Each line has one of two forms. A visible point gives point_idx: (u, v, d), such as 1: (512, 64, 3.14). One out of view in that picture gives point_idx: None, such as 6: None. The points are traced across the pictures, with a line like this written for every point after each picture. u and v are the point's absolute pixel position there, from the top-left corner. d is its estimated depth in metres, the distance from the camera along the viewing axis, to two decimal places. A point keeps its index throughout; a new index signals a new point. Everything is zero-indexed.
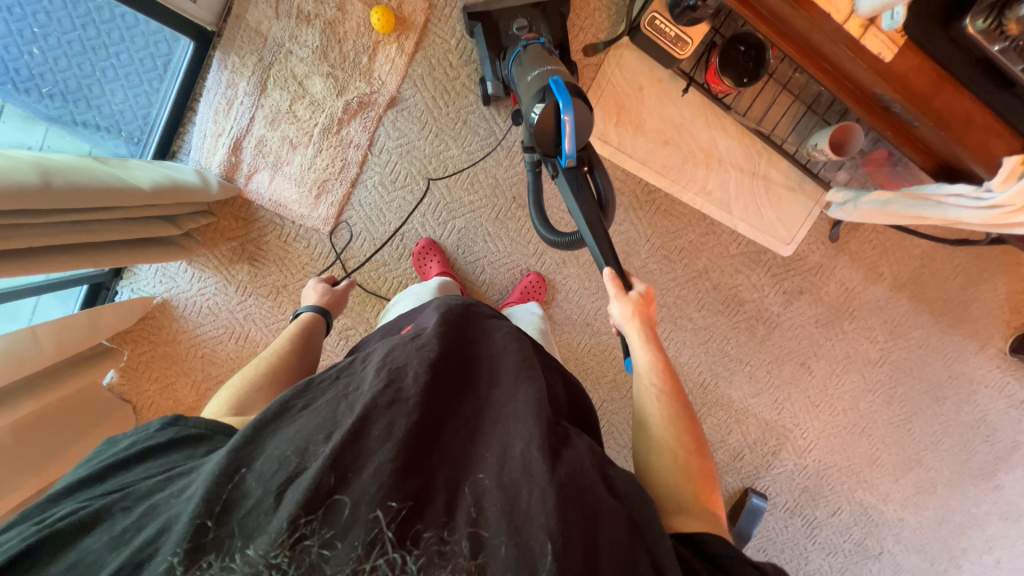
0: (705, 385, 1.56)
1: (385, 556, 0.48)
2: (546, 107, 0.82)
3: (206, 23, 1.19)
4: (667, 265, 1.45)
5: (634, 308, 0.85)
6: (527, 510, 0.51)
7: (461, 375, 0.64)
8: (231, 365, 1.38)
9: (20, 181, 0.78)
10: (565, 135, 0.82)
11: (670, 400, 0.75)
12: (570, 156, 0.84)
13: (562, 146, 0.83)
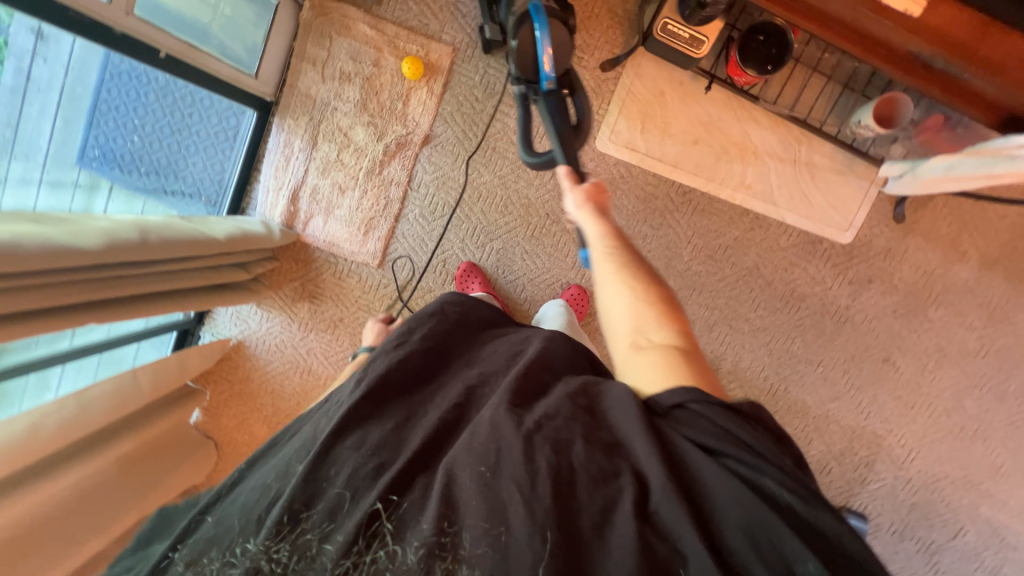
0: (774, 390, 1.45)
1: (385, 547, 0.53)
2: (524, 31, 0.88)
3: (266, 94, 1.35)
4: (714, 265, 1.40)
5: (590, 199, 0.74)
6: (504, 472, 0.54)
7: (439, 365, 0.71)
8: (298, 398, 1.48)
9: (125, 237, 0.91)
10: (544, 56, 0.85)
11: (657, 292, 0.66)
12: (549, 78, 0.85)
13: (541, 69, 0.85)
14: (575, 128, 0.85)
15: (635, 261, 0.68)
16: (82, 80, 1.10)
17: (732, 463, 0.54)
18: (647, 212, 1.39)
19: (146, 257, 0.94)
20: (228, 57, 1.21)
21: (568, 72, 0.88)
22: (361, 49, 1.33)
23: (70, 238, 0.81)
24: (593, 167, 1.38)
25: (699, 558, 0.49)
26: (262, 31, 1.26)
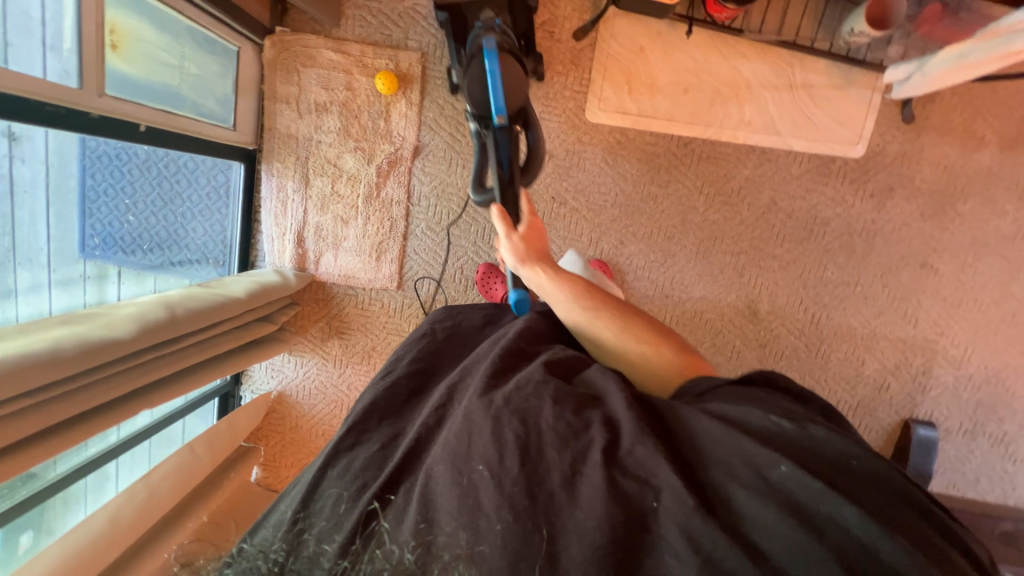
0: (816, 320, 1.43)
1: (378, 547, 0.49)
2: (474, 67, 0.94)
3: (248, 143, 1.33)
4: (730, 211, 1.38)
5: (523, 250, 0.82)
6: (478, 451, 0.50)
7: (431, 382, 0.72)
8: None
9: (154, 317, 0.91)
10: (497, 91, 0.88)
11: (592, 290, 0.76)
12: (501, 113, 0.89)
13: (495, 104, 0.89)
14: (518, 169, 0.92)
15: (563, 274, 0.79)
16: (66, 172, 1.07)
17: (714, 407, 0.51)
18: (652, 173, 1.36)
19: (178, 333, 0.94)
20: (203, 114, 1.18)
21: (524, 108, 0.99)
22: (331, 76, 1.30)
23: (105, 332, 0.80)
24: (588, 140, 1.35)
25: (680, 495, 0.43)
26: (230, 81, 1.24)
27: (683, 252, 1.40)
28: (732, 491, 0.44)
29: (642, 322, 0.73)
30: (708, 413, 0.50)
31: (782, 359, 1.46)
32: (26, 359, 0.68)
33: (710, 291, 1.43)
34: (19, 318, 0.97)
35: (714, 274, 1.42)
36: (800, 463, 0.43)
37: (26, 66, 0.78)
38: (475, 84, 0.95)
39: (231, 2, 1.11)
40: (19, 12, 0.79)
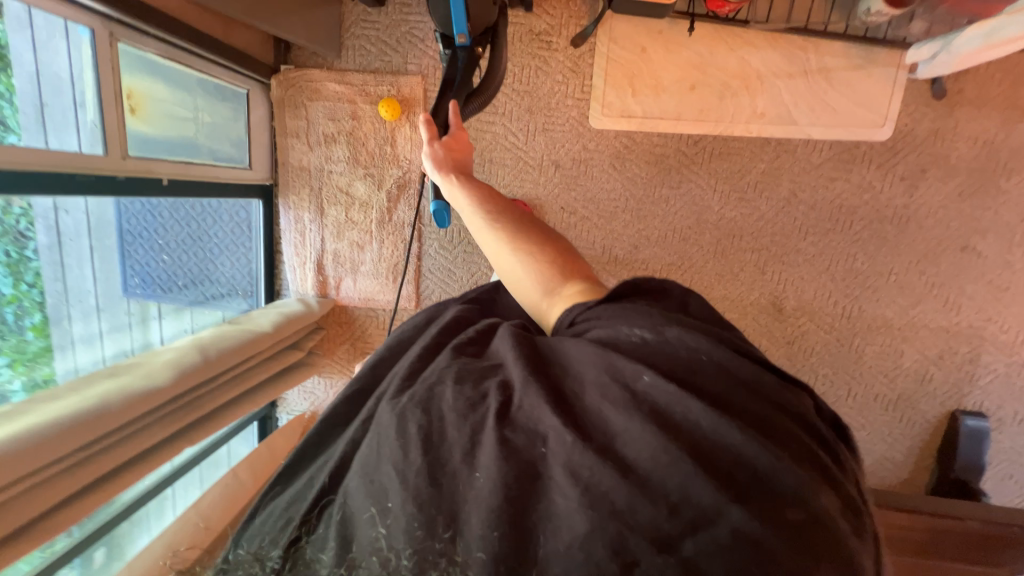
0: (848, 314, 1.37)
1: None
2: None
3: (264, 179, 1.38)
4: (748, 207, 1.33)
5: (442, 158, 0.79)
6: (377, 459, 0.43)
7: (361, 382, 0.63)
8: None
9: (190, 361, 0.97)
10: (460, 13, 0.92)
11: (501, 203, 0.68)
12: (463, 33, 0.94)
13: (457, 22, 0.93)
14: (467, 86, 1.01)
15: (480, 187, 0.72)
16: (103, 223, 1.14)
17: (594, 331, 0.47)
18: (662, 175, 1.32)
19: (213, 372, 1.00)
20: (219, 159, 1.23)
21: (492, 26, 1.04)
22: (336, 107, 1.33)
23: (147, 382, 0.87)
24: (594, 147, 1.33)
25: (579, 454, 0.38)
26: (243, 122, 1.29)
27: (700, 253, 1.37)
28: (623, 430, 0.39)
29: (540, 237, 0.62)
30: (603, 340, 0.45)
31: (812, 355, 1.41)
32: (78, 416, 0.74)
33: (731, 291, 1.39)
34: (78, 367, 1.06)
35: (735, 273, 1.37)
36: (660, 369, 0.41)
37: (60, 132, 0.86)
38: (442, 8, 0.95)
39: (237, 50, 1.15)
40: (52, 78, 0.86)
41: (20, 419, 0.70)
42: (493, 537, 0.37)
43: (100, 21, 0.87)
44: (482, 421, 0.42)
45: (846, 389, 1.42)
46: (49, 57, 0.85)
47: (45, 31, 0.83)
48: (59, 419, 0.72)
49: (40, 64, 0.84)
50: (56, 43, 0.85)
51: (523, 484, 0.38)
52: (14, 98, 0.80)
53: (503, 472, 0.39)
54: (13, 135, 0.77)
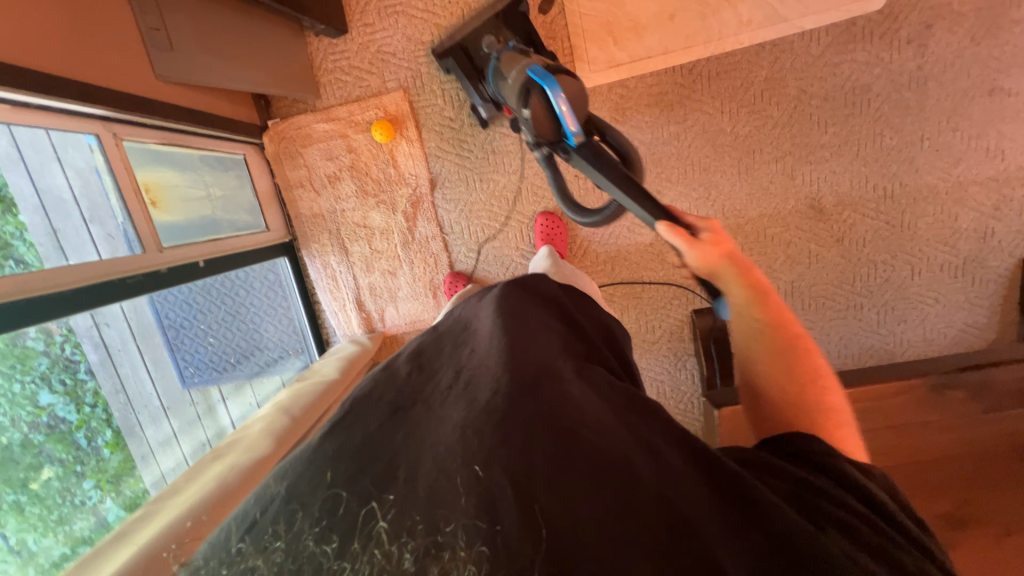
0: (890, 193, 1.33)
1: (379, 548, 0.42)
2: (534, 98, 0.81)
3: (283, 237, 1.39)
4: (760, 118, 1.29)
5: (715, 250, 0.70)
6: (500, 464, 0.45)
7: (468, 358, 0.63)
8: None
9: (279, 424, 0.97)
10: (563, 116, 0.79)
11: (802, 354, 0.67)
12: (577, 133, 0.80)
13: (565, 127, 0.80)
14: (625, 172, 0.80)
15: (772, 312, 0.69)
16: (144, 325, 1.16)
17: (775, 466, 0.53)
18: (666, 112, 1.30)
19: (306, 429, 1.01)
20: (241, 229, 1.24)
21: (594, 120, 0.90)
22: (331, 145, 1.34)
23: (251, 455, 0.88)
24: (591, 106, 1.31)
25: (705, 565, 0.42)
26: (250, 189, 1.29)
27: (725, 178, 1.34)
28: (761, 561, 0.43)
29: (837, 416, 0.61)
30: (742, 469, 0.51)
31: (865, 245, 1.38)
32: (200, 504, 0.75)
33: (767, 207, 1.36)
34: (165, 472, 1.10)
35: (766, 188, 1.34)
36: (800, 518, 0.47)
37: (79, 253, 0.86)
38: (543, 118, 0.81)
39: (225, 119, 1.16)
40: (57, 203, 0.87)
41: (150, 526, 0.72)
42: (485, 528, 0.41)
43: (100, 123, 0.89)
44: (511, 429, 0.47)
45: (909, 268, 1.38)
46: (48, 184, 0.85)
47: (37, 160, 0.83)
48: (184, 511, 0.73)
49: (42, 192, 0.85)
50: (51, 168, 0.86)
51: (527, 491, 0.43)
52: (26, 235, 0.80)
53: (502, 472, 0.44)
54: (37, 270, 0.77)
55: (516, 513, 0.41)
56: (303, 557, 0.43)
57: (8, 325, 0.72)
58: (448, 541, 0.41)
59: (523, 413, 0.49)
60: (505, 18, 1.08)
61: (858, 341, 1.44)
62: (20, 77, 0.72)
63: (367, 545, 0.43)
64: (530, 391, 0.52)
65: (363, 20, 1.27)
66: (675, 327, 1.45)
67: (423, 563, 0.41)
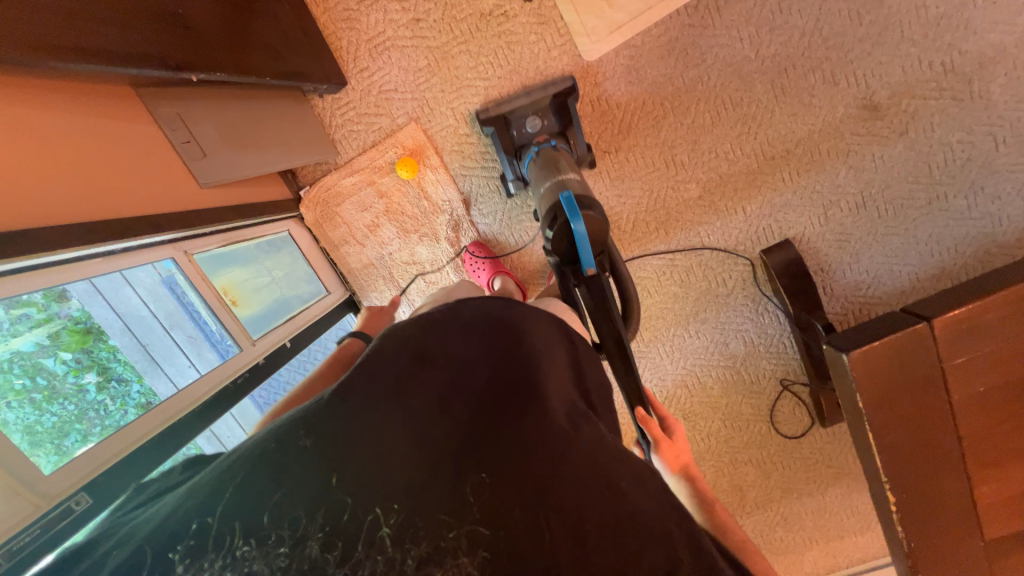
0: (952, 66, 1.20)
1: (385, 551, 0.50)
2: (560, 225, 0.88)
3: (343, 294, 1.43)
4: (785, 32, 1.21)
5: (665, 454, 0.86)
6: (527, 480, 0.54)
7: (505, 346, 0.66)
8: (703, 395, 1.51)
9: None
10: (586, 251, 0.88)
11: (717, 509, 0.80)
12: (591, 266, 0.90)
13: (582, 256, 0.89)
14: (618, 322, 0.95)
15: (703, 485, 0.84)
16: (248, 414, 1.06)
17: None
18: (681, 60, 1.24)
19: None
20: (308, 300, 1.32)
21: (607, 247, 0.95)
22: (362, 196, 1.36)
23: None
24: (604, 78, 1.27)
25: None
26: (304, 260, 1.35)
27: (762, 106, 1.26)
28: None
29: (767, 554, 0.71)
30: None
31: (933, 129, 1.25)
32: None
33: (814, 122, 1.27)
34: None
35: (809, 102, 1.25)
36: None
37: (169, 359, 0.96)
38: (562, 241, 0.89)
39: (264, 204, 1.21)
40: (138, 319, 0.94)
41: None
42: (484, 536, 0.52)
43: (170, 246, 0.94)
44: (527, 453, 0.56)
45: (991, 138, 1.23)
46: (126, 306, 0.92)
47: (111, 289, 0.88)
48: None
49: (123, 315, 0.91)
50: (125, 291, 0.91)
51: (531, 521, 0.52)
52: (120, 356, 0.90)
53: (509, 486, 0.54)
54: (137, 385, 0.88)
55: (515, 528, 0.52)
56: (306, 559, 0.49)
57: (161, 456, 0.79)
58: (449, 547, 0.51)
59: (547, 428, 0.57)
60: (553, 102, 1.19)
61: (952, 234, 1.30)
62: (101, 232, 0.78)
63: (370, 549, 0.50)
64: (562, 414, 0.61)
65: (358, 66, 1.27)
66: (747, 274, 1.39)
67: (425, 565, 0.50)
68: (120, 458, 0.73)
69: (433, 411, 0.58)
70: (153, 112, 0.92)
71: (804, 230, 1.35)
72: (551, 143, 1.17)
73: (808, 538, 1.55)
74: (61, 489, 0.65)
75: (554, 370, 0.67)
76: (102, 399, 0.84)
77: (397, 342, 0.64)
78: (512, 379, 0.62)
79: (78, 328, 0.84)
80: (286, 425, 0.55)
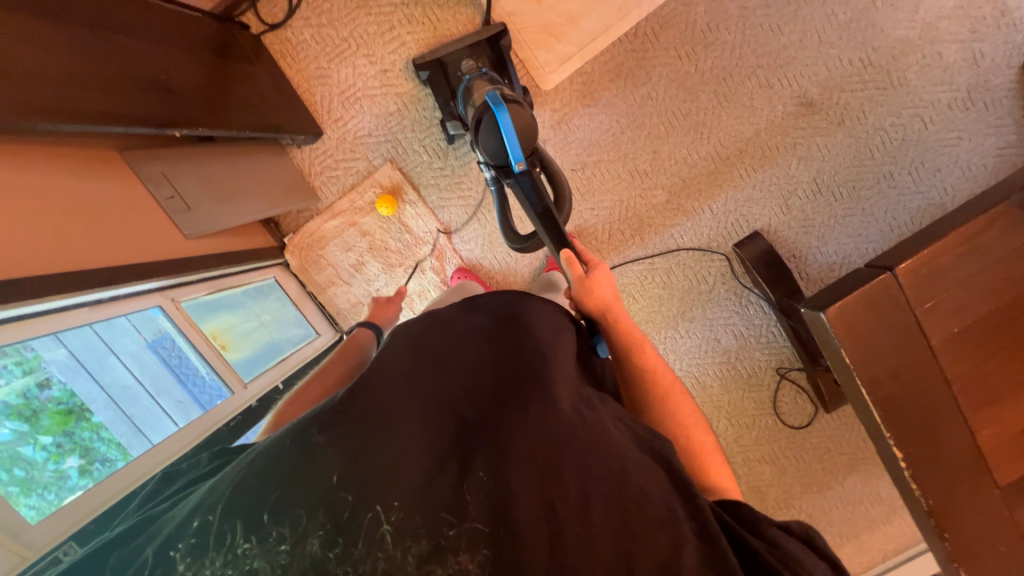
0: (868, 60, 1.34)
1: (384, 549, 0.48)
2: (487, 120, 0.96)
3: (334, 333, 1.43)
4: (717, 48, 1.34)
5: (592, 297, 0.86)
6: (537, 469, 0.51)
7: (513, 345, 0.65)
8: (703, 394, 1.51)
9: None
10: (512, 143, 0.94)
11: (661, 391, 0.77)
12: (519, 160, 0.95)
13: (511, 153, 0.95)
14: (552, 203, 0.96)
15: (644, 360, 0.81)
16: None
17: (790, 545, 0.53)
18: (630, 81, 1.36)
19: None
20: (299, 342, 1.33)
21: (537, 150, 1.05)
22: (345, 237, 1.40)
23: None
24: (562, 104, 1.37)
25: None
26: (291, 304, 1.37)
27: (710, 113, 1.37)
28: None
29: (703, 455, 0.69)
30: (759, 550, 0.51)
31: (866, 117, 1.37)
32: None
33: (759, 122, 1.38)
34: None
35: (751, 105, 1.37)
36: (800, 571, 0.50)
37: (156, 428, 0.93)
38: (489, 136, 0.97)
39: (248, 252, 1.24)
40: (123, 391, 0.94)
41: None
42: (486, 533, 0.49)
43: (158, 294, 0.96)
44: (539, 443, 0.53)
45: (919, 120, 1.35)
46: (110, 377, 0.93)
47: (93, 360, 0.89)
48: None
49: (107, 387, 0.92)
50: (109, 362, 0.93)
51: (540, 508, 0.49)
52: (103, 435, 0.88)
53: (519, 477, 0.51)
54: (120, 462, 0.84)
55: (518, 522, 0.49)
56: (307, 557, 0.48)
57: None
58: (451, 545, 0.48)
59: (557, 419, 0.55)
60: (489, 43, 1.25)
61: (904, 208, 1.39)
62: (86, 280, 0.79)
63: (369, 547, 0.48)
64: (567, 405, 0.57)
65: (332, 117, 1.35)
66: (724, 268, 1.44)
67: (427, 564, 0.47)
68: (111, 505, 0.74)
69: (441, 412, 0.57)
70: (138, 171, 0.95)
71: (770, 221, 1.42)
72: (482, 71, 1.21)
73: (839, 534, 1.50)
74: (48, 538, 0.65)
75: (567, 370, 0.64)
76: (83, 482, 0.79)
77: (404, 347, 0.64)
78: (521, 375, 0.60)
79: (59, 410, 0.85)
80: (300, 427, 0.55)
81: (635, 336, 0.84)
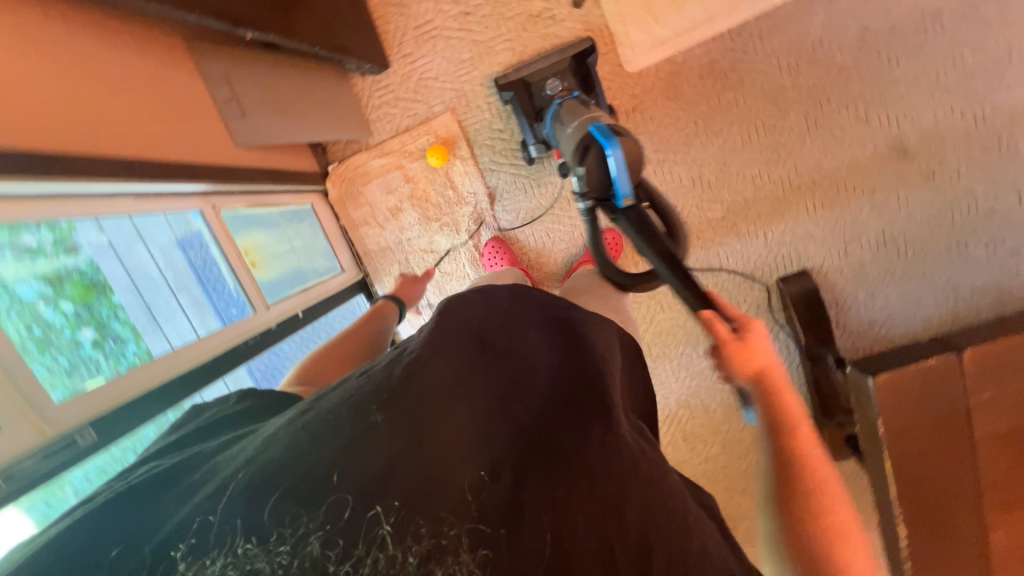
0: (982, 116, 1.22)
1: (384, 551, 0.43)
2: (590, 158, 0.84)
3: (357, 275, 1.42)
4: (822, 66, 1.24)
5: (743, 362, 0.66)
6: (564, 488, 0.49)
7: (562, 358, 0.63)
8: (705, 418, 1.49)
9: None
10: (621, 176, 0.81)
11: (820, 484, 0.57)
12: (627, 195, 0.82)
13: (618, 185, 0.82)
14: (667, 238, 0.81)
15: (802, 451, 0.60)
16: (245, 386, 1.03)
17: None
18: (719, 82, 1.26)
19: None
20: (323, 275, 1.32)
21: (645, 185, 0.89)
22: (388, 178, 1.36)
23: None
24: (641, 91, 1.29)
25: None
26: (322, 236, 1.36)
27: (793, 135, 1.28)
28: None
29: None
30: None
31: (959, 177, 1.26)
32: None
33: (843, 157, 1.28)
34: None
35: (840, 136, 1.27)
36: None
37: (171, 322, 0.94)
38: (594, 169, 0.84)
39: (292, 172, 1.21)
40: (147, 280, 0.94)
41: None
42: (487, 533, 0.45)
43: (201, 198, 0.97)
44: (570, 468, 0.50)
45: (1015, 193, 1.25)
46: (136, 263, 0.92)
47: (123, 243, 0.89)
48: None
49: (132, 272, 0.91)
50: (137, 249, 0.92)
51: (550, 542, 0.46)
52: (121, 315, 0.87)
53: (539, 494, 0.48)
54: (133, 346, 0.85)
55: (524, 539, 0.46)
56: (307, 559, 0.43)
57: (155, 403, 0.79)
58: (451, 544, 0.44)
59: (591, 446, 0.52)
60: (572, 63, 1.16)
61: (969, 282, 1.30)
62: (138, 168, 0.77)
63: (370, 548, 0.43)
64: (627, 436, 0.55)
65: (402, 51, 1.29)
66: (762, 299, 1.39)
67: (426, 564, 0.43)
68: (122, 399, 0.74)
69: (479, 407, 0.54)
70: (200, 67, 0.93)
71: (824, 263, 1.35)
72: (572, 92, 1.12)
73: None
74: (67, 420, 0.67)
75: (615, 385, 0.62)
76: (96, 355, 0.79)
77: (453, 338, 0.62)
78: (567, 393, 0.58)
79: (82, 282, 0.83)
80: (358, 401, 0.54)
81: (793, 411, 0.63)
